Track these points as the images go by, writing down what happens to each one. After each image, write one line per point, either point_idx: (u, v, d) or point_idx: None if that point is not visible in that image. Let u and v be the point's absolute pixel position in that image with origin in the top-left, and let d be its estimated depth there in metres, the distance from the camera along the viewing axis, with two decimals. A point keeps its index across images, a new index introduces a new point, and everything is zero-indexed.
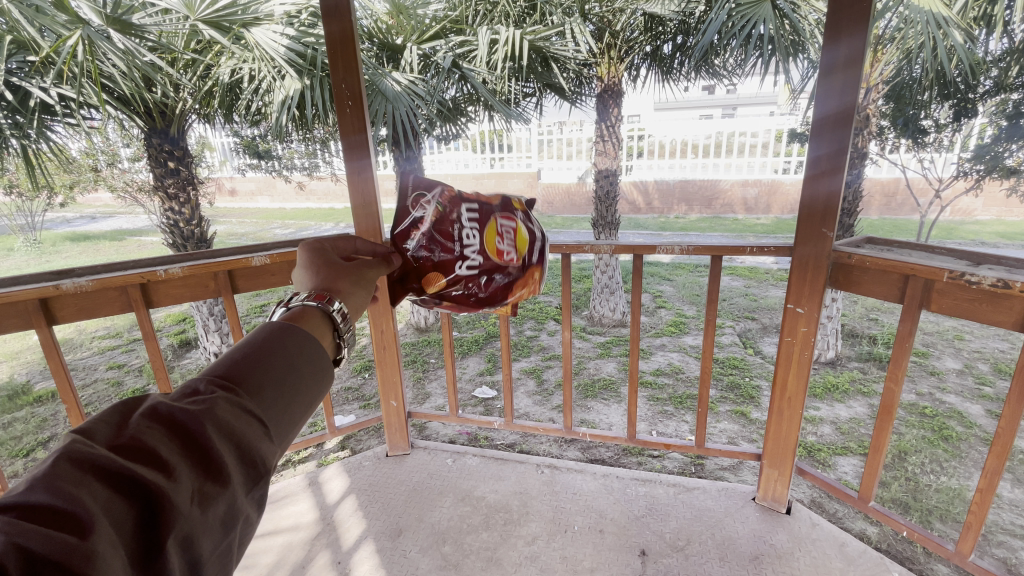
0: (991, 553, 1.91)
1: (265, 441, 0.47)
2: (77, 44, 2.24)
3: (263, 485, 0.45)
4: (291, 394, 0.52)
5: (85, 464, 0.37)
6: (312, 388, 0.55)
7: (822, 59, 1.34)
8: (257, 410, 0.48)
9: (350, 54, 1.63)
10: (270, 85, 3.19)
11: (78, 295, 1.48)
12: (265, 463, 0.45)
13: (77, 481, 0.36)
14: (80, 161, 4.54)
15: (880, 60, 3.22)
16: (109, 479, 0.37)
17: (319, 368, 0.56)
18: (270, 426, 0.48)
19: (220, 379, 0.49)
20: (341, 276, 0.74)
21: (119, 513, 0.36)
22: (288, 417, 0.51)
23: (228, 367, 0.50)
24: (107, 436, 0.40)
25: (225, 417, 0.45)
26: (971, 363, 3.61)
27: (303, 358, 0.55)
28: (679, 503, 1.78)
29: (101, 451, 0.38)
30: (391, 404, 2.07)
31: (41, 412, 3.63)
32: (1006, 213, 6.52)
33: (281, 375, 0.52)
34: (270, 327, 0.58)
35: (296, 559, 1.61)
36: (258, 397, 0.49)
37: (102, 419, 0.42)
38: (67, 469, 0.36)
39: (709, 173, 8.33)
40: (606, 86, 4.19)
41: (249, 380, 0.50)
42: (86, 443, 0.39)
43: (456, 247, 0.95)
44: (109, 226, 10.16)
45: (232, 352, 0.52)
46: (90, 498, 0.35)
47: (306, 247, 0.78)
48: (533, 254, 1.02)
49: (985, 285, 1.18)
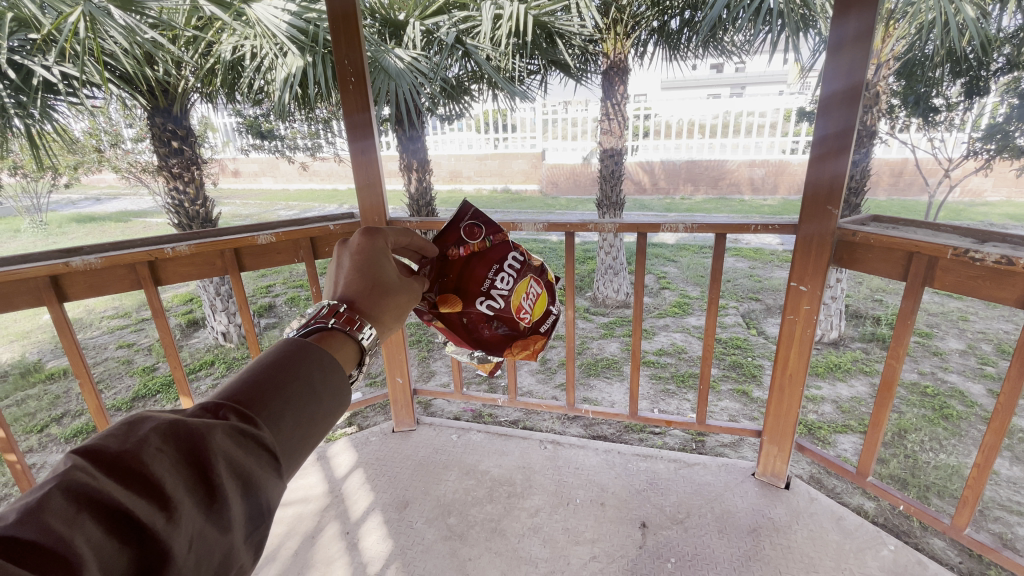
0: (987, 528, 1.95)
1: (274, 479, 0.46)
2: (79, 19, 2.20)
3: (264, 528, 0.44)
4: (305, 426, 0.51)
5: (82, 500, 0.36)
6: (327, 418, 0.54)
7: (831, 36, 1.31)
8: (269, 444, 0.47)
9: (352, 31, 1.61)
10: (272, 62, 3.17)
11: (88, 273, 1.50)
12: (270, 505, 0.44)
13: (71, 520, 0.34)
14: (84, 141, 4.53)
15: (891, 36, 3.15)
16: (105, 518, 0.36)
17: (337, 397, 0.56)
18: (280, 460, 0.48)
19: (236, 404, 0.48)
20: (385, 301, 0.72)
21: (111, 554, 0.34)
22: (299, 451, 0.50)
23: (246, 391, 0.50)
24: (111, 456, 0.39)
25: (237, 450, 0.44)
26: (974, 344, 3.62)
27: (323, 385, 0.55)
28: (679, 478, 1.81)
29: (102, 481, 0.37)
30: (397, 380, 2.10)
31: (53, 389, 3.70)
32: (1016, 193, 6.47)
33: (300, 404, 0.51)
34: (293, 345, 0.57)
35: (306, 529, 1.65)
36: (272, 427, 0.48)
37: (109, 435, 0.41)
38: (61, 504, 0.34)
39: (715, 154, 8.24)
40: (612, 63, 4.10)
41: (265, 407, 0.49)
42: (88, 469, 0.38)
43: (485, 280, 0.97)
44: (115, 208, 10.23)
45: (253, 368, 0.52)
46: (82, 541, 0.34)
47: (367, 240, 0.75)
48: (545, 322, 1.01)
49: (989, 262, 1.18)
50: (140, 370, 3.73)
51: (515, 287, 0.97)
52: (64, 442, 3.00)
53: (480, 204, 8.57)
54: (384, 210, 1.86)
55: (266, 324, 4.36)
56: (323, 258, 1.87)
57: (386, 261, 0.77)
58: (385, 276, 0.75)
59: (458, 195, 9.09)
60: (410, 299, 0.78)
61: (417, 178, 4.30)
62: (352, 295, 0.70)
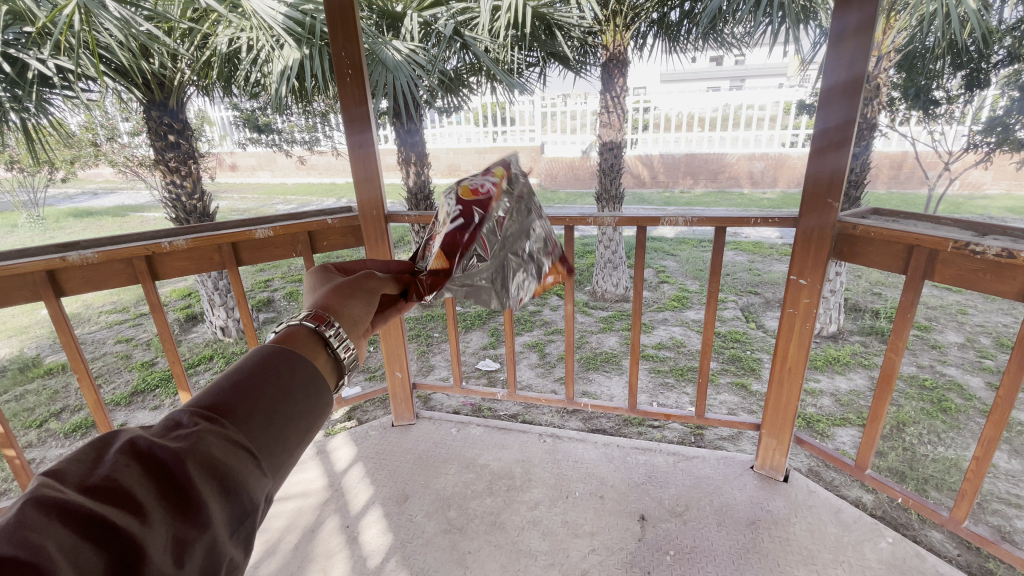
0: (985, 521, 1.96)
1: (256, 474, 0.46)
2: (73, 13, 2.17)
3: (250, 523, 0.43)
4: (284, 421, 0.51)
5: (53, 510, 0.35)
6: (308, 412, 0.54)
7: (832, 28, 1.30)
8: (245, 442, 0.47)
9: (350, 22, 1.60)
10: (268, 54, 3.14)
11: (85, 268, 1.49)
12: (252, 500, 0.44)
13: (43, 529, 0.34)
14: (79, 135, 4.49)
15: (893, 27, 3.08)
16: (78, 525, 0.35)
17: (313, 390, 0.56)
18: (260, 456, 0.48)
19: (206, 410, 0.48)
20: (333, 293, 0.73)
21: (88, 560, 0.34)
22: (280, 446, 0.50)
23: (216, 396, 0.50)
24: (79, 476, 0.39)
25: (213, 450, 0.44)
26: (973, 337, 3.62)
27: (296, 380, 0.55)
28: (678, 471, 1.81)
29: (71, 495, 0.37)
30: (396, 374, 2.09)
31: (51, 384, 3.70)
32: (1015, 187, 6.47)
33: (274, 402, 0.51)
34: (265, 348, 0.57)
35: (305, 523, 1.66)
36: (246, 426, 0.48)
37: (76, 457, 0.41)
38: (32, 515, 0.34)
39: (715, 147, 8.22)
40: (612, 56, 4.06)
41: (237, 408, 0.49)
42: (55, 485, 0.38)
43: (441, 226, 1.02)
44: (112, 202, 10.21)
45: (223, 376, 0.53)
46: (54, 547, 0.33)
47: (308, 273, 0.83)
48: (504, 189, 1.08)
49: (990, 255, 1.17)
50: (138, 365, 3.73)
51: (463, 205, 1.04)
52: (63, 437, 3.00)
53: None
54: (382, 204, 1.85)
55: (265, 319, 4.35)
56: (322, 252, 1.86)
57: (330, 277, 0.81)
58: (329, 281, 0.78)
59: None
60: (361, 283, 0.79)
61: (416, 171, 4.28)
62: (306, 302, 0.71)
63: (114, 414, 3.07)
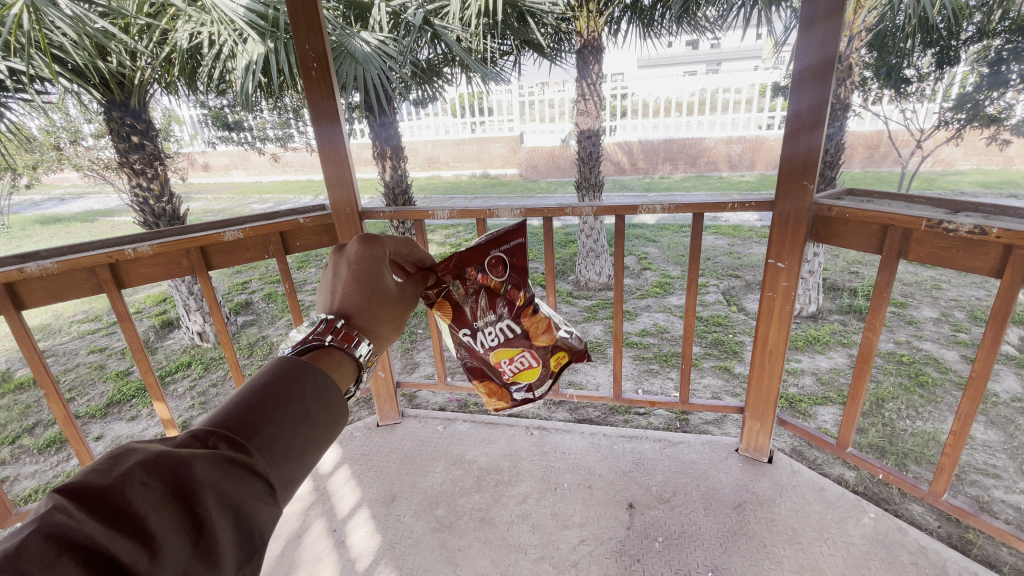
0: (964, 492, 2.01)
1: (267, 504, 0.45)
2: (22, 12, 2.08)
3: (257, 554, 0.43)
4: (300, 449, 0.51)
5: (62, 542, 0.34)
6: (327, 435, 0.54)
7: (802, 12, 1.30)
8: (263, 470, 0.47)
9: (311, 14, 1.53)
10: (232, 49, 3.02)
11: (44, 278, 1.42)
12: (262, 537, 0.43)
13: (48, 565, 0.33)
14: (41, 139, 4.34)
15: (863, 7, 3.03)
16: (87, 559, 0.34)
17: (333, 416, 0.55)
18: (275, 486, 0.47)
19: (228, 430, 0.48)
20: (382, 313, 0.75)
21: None
22: (295, 473, 0.50)
23: (238, 416, 0.49)
24: (95, 492, 0.38)
25: (226, 479, 0.44)
26: (947, 311, 3.71)
27: (317, 404, 0.54)
28: (664, 457, 1.82)
29: (84, 522, 0.36)
30: (380, 374, 2.04)
31: (23, 399, 3.58)
32: (985, 162, 6.63)
33: (294, 426, 0.51)
34: (289, 363, 0.57)
35: (291, 529, 1.62)
36: (266, 454, 0.48)
37: (94, 468, 0.40)
38: (41, 547, 0.33)
39: (692, 132, 8.26)
40: (586, 42, 3.99)
41: (259, 432, 0.49)
42: (71, 507, 0.36)
43: (486, 319, 1.29)
44: (79, 207, 9.85)
45: (248, 390, 0.52)
46: None
47: (366, 251, 0.78)
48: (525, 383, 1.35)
49: (962, 232, 1.19)
50: (113, 375, 3.63)
51: (551, 354, 1.33)
52: (37, 453, 2.92)
53: (458, 190, 8.46)
54: (355, 203, 1.80)
55: (243, 322, 4.27)
56: (295, 252, 1.81)
57: (379, 264, 0.79)
58: (381, 284, 0.77)
59: (438, 182, 8.98)
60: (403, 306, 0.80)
61: (391, 165, 4.20)
62: (358, 308, 0.72)
63: (89, 427, 2.99)
